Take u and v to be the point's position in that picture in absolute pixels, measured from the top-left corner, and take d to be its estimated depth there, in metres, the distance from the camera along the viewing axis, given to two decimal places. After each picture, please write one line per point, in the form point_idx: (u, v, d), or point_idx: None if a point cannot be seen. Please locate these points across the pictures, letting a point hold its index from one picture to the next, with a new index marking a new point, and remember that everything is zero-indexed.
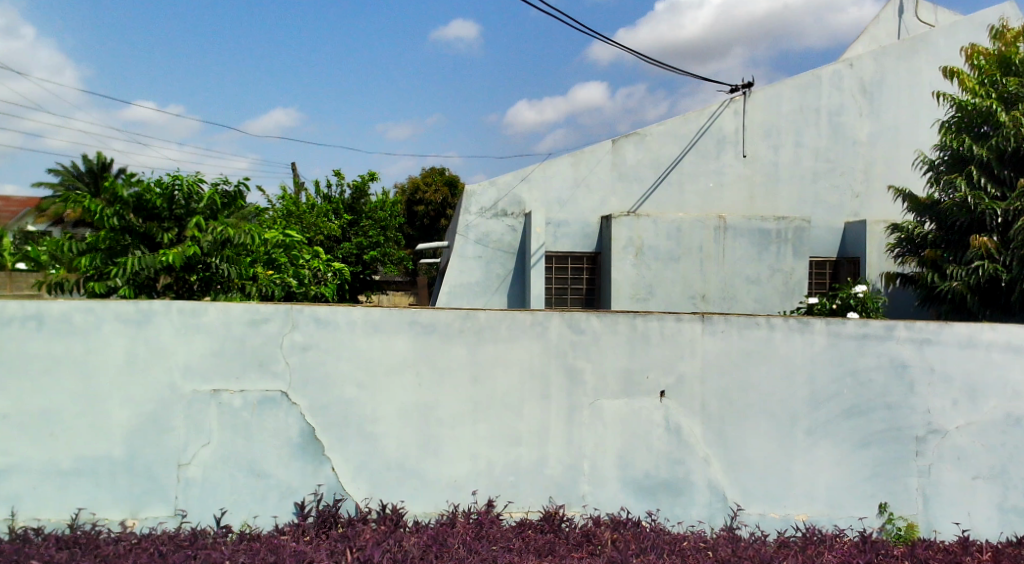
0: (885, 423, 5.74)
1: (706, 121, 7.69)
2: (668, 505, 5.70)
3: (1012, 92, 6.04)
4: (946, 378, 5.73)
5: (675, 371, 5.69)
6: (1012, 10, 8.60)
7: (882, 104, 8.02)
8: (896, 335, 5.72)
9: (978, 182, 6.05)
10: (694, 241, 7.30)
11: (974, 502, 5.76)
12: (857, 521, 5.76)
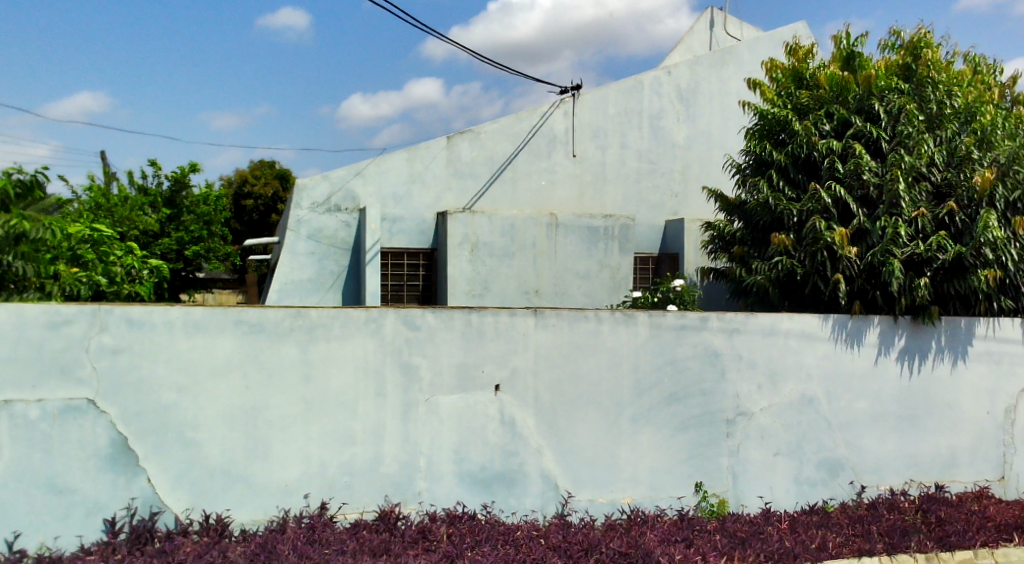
0: (699, 408, 6.16)
1: (537, 120, 7.91)
2: (503, 496, 5.80)
3: (804, 104, 6.69)
4: (752, 364, 6.23)
5: (509, 365, 5.80)
6: (804, 29, 9.54)
7: (696, 110, 8.62)
8: (710, 325, 6.15)
9: (777, 184, 6.65)
10: (527, 238, 7.50)
11: (774, 477, 6.28)
12: (676, 501, 6.13)
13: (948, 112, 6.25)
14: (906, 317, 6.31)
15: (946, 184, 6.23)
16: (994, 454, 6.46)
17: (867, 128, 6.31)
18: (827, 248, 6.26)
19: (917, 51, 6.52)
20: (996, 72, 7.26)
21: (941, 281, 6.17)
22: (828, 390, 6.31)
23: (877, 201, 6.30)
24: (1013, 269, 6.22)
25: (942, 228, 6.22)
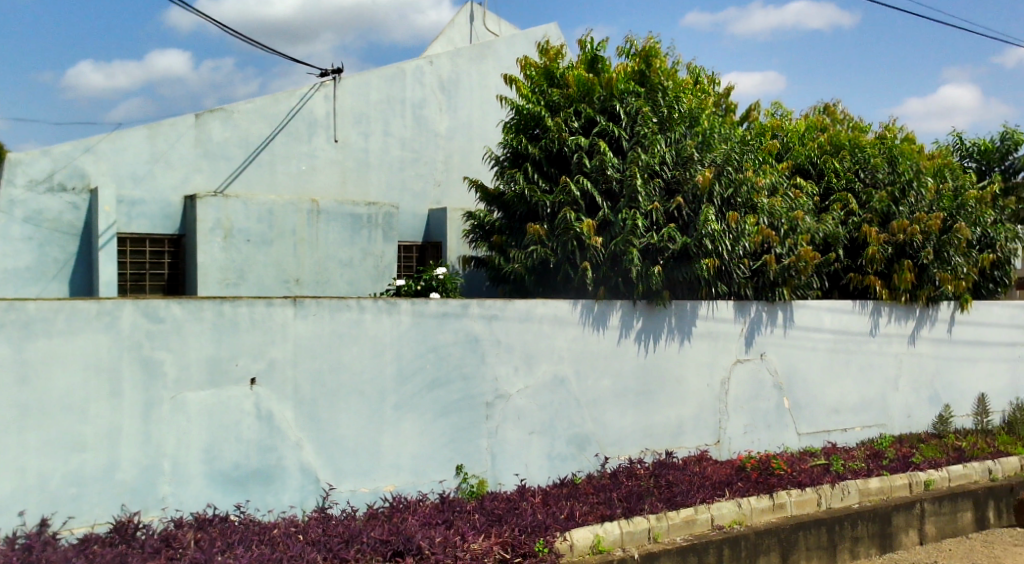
0: (460, 392, 6.29)
1: (296, 102, 7.68)
2: (258, 494, 5.46)
3: (555, 101, 7.09)
4: (509, 348, 6.49)
5: (265, 357, 5.45)
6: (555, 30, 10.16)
7: (457, 102, 8.85)
8: (470, 312, 6.32)
9: (532, 177, 6.99)
10: (287, 224, 7.24)
11: (529, 454, 6.57)
12: (437, 484, 6.19)
13: (676, 116, 7.01)
14: (643, 301, 6.90)
15: (676, 180, 6.88)
16: (712, 421, 7.08)
17: (610, 127, 6.85)
18: (576, 237, 6.69)
19: (649, 59, 7.22)
20: (714, 83, 8.19)
21: (671, 267, 6.85)
22: (577, 370, 6.72)
23: (619, 195, 6.84)
24: (729, 257, 6.90)
25: (672, 221, 6.87)
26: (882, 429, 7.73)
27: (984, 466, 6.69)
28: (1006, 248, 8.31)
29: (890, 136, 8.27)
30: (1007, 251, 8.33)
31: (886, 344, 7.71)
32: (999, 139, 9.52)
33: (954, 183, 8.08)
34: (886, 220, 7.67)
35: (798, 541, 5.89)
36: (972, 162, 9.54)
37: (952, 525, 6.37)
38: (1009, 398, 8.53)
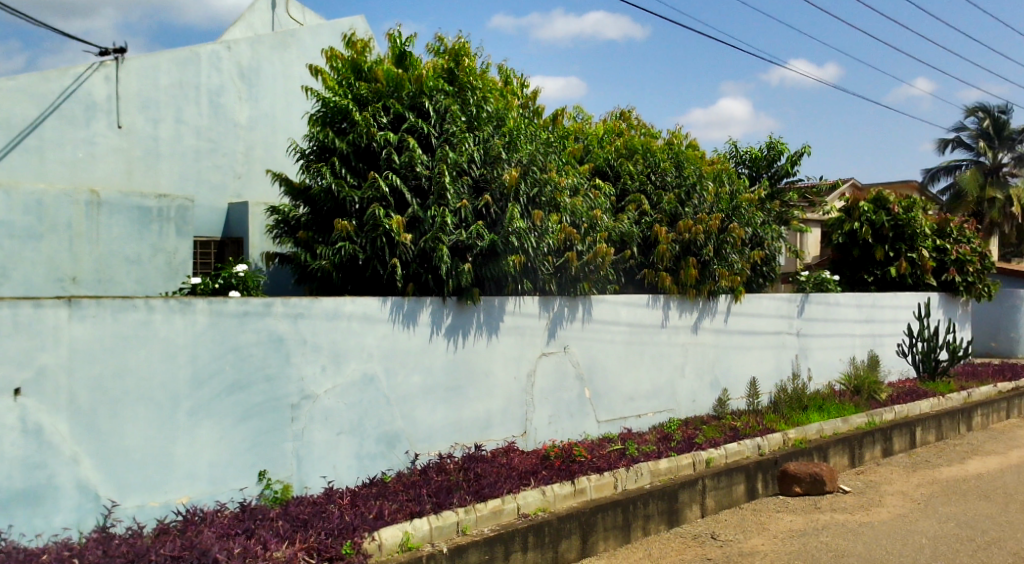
0: (263, 395, 5.85)
1: (69, 83, 7.05)
2: (23, 518, 4.68)
3: (363, 95, 6.97)
4: (316, 348, 6.17)
5: (32, 364, 4.74)
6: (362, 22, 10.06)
7: (259, 91, 8.55)
8: (274, 311, 5.91)
9: (340, 172, 6.82)
10: (59, 217, 6.59)
11: (337, 456, 6.29)
12: (237, 493, 5.70)
13: (484, 116, 7.14)
14: (453, 298, 6.92)
15: (484, 178, 7.02)
16: (519, 413, 7.27)
17: (419, 124, 6.84)
18: (385, 234, 6.60)
19: (458, 58, 7.31)
20: (522, 86, 8.44)
21: (480, 265, 6.98)
22: (386, 367, 6.57)
23: (428, 191, 6.86)
24: (535, 254, 7.14)
25: (480, 218, 6.98)
26: (671, 414, 8.27)
27: (754, 442, 7.36)
28: (772, 246, 9.31)
29: (677, 142, 8.98)
30: (774, 248, 9.39)
31: (674, 335, 8.25)
32: (766, 149, 10.57)
33: (730, 187, 8.93)
34: (674, 220, 8.30)
35: (597, 523, 6.20)
36: (744, 168, 10.59)
37: (728, 498, 6.95)
38: (776, 381, 9.37)
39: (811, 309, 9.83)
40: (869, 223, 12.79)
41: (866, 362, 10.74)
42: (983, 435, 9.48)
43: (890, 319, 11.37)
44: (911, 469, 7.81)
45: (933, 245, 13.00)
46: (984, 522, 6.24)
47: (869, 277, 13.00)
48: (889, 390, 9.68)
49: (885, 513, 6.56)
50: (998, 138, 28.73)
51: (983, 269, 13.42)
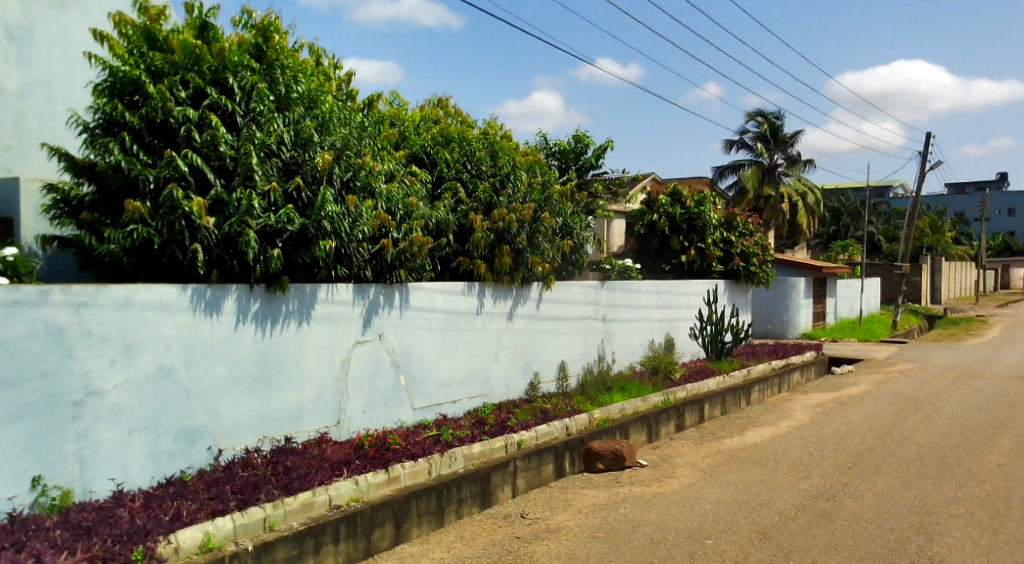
0: (39, 393, 5.09)
1: None
2: None
3: (157, 67, 6.42)
4: (103, 339, 5.46)
5: None
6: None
7: (30, 54, 7.77)
8: (51, 299, 5.14)
9: (130, 148, 6.17)
10: None
11: (127, 456, 5.61)
12: (4, 503, 4.90)
13: (294, 96, 6.84)
14: (260, 285, 6.54)
15: (294, 161, 6.74)
16: (332, 403, 7.05)
17: (223, 101, 6.42)
18: (184, 217, 6.07)
19: (266, 34, 6.96)
20: (335, 68, 8.19)
21: (290, 251, 6.65)
22: (186, 359, 6.00)
23: (233, 172, 6.47)
24: (348, 240, 6.96)
25: (290, 202, 6.68)
26: (485, 399, 8.42)
27: (562, 423, 7.69)
28: (581, 235, 9.77)
29: (492, 132, 9.15)
30: (581, 237, 9.84)
31: (489, 321, 8.41)
32: (573, 142, 11.03)
33: (543, 177, 9.26)
34: (489, 208, 8.45)
35: (411, 509, 6.19)
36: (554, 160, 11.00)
37: (537, 478, 7.20)
38: (582, 364, 9.84)
39: (615, 295, 10.41)
40: (666, 216, 13.99)
41: (663, 345, 11.55)
42: (758, 408, 10.56)
43: (684, 305, 12.30)
44: (699, 442, 8.52)
45: (719, 236, 13.95)
46: (758, 486, 6.94)
47: (666, 265, 14.14)
48: (682, 370, 10.49)
49: (677, 483, 7.12)
50: (774, 140, 31.71)
51: (763, 261, 14.45)
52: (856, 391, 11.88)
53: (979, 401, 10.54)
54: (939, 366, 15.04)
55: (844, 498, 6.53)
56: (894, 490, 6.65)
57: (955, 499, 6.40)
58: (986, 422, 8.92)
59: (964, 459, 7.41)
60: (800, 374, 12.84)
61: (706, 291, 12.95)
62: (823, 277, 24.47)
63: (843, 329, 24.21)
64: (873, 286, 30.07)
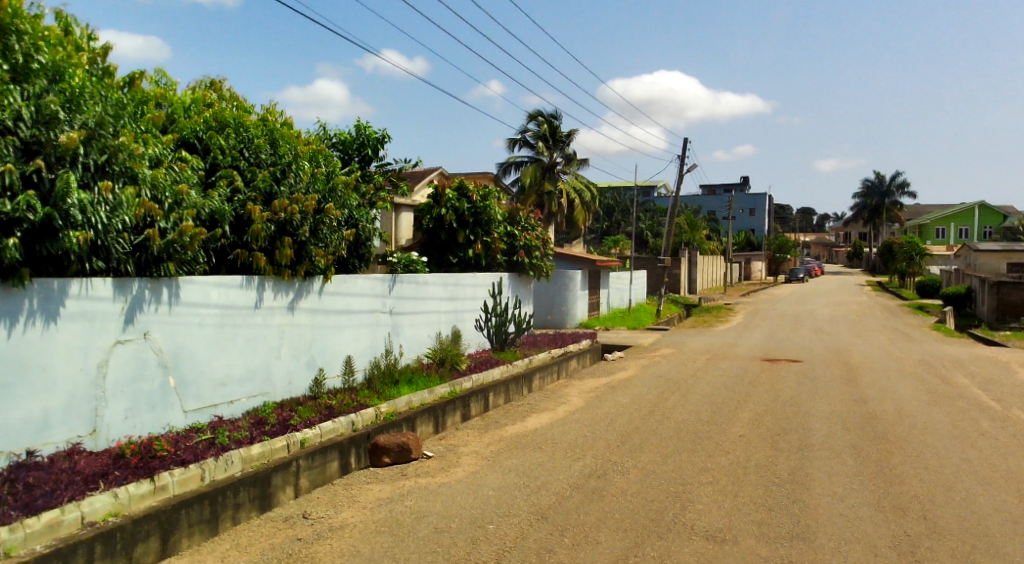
0: None
1: None
2: None
3: None
4: None
5: None
6: None
7: None
8: None
9: None
10: None
11: None
12: None
13: (35, 68, 6.04)
14: None
15: (35, 141, 5.87)
16: (87, 409, 6.11)
17: None
18: None
19: None
20: (90, 39, 7.40)
21: (30, 242, 5.74)
22: None
23: None
24: (104, 232, 6.26)
25: (30, 187, 5.79)
26: (265, 397, 8.02)
27: (347, 419, 7.55)
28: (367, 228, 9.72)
29: (271, 119, 8.76)
30: (366, 231, 9.69)
31: (269, 316, 8.03)
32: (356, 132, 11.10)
33: (326, 168, 9.07)
34: (269, 198, 8.11)
35: (180, 520, 5.62)
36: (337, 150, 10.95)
37: (321, 476, 6.98)
38: (369, 357, 9.74)
39: (402, 288, 10.43)
40: (454, 210, 13.88)
41: (449, 336, 11.75)
42: (539, 395, 11.09)
43: (470, 296, 12.53)
44: (482, 430, 8.77)
45: (502, 231, 14.75)
46: (536, 470, 7.27)
47: (452, 259, 14.19)
48: (468, 361, 10.74)
49: (461, 472, 7.27)
50: (553, 139, 33.13)
51: (542, 256, 15.77)
52: (626, 375, 12.93)
53: (725, 380, 11.91)
54: (694, 350, 16.82)
55: (612, 476, 7.04)
56: (655, 465, 7.28)
57: (706, 468, 7.14)
58: (728, 398, 10.10)
59: (713, 433, 8.30)
60: (577, 361, 13.72)
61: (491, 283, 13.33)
62: (598, 270, 26.21)
63: (615, 318, 26.18)
64: (642, 278, 32.85)
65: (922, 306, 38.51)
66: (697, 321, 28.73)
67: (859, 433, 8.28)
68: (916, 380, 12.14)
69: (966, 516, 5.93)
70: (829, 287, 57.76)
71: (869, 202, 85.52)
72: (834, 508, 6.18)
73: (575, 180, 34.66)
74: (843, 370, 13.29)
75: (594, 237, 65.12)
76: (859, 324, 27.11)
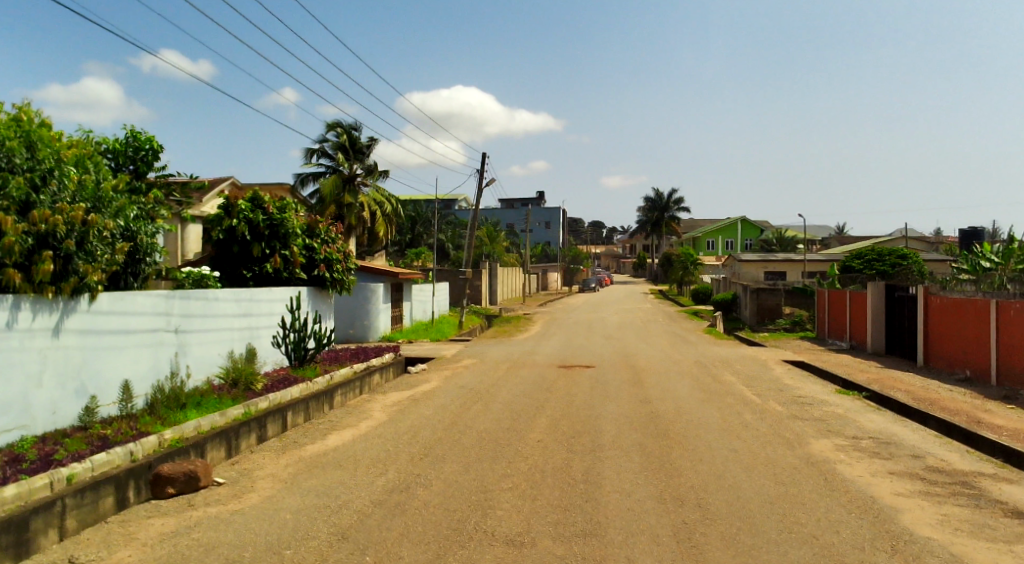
0: None
1: None
2: None
3: None
4: None
5: None
6: None
7: None
8: None
9: None
10: None
11: None
12: None
13: None
14: None
15: None
16: None
17: None
18: None
19: None
20: None
21: None
22: None
23: None
24: None
25: None
26: (23, 431, 7.03)
27: (124, 449, 6.88)
28: (145, 241, 9.04)
29: (27, 119, 7.82)
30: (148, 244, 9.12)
31: (27, 339, 7.06)
32: (127, 138, 10.62)
33: (94, 175, 8.36)
34: (24, 208, 7.16)
35: None
36: (106, 158, 10.38)
37: (93, 514, 6.22)
38: (150, 381, 8.97)
39: (188, 304, 9.76)
40: (246, 221, 13.46)
41: (243, 354, 11.19)
42: (341, 412, 10.86)
43: (266, 311, 12.09)
44: (280, 452, 8.40)
45: (302, 243, 14.24)
46: (337, 488, 7.08)
47: (247, 273, 13.63)
48: (264, 381, 10.32)
49: (255, 497, 6.90)
50: (352, 151, 32.94)
51: (345, 269, 15.42)
52: (429, 387, 13.04)
53: (525, 387, 12.37)
54: (495, 359, 17.31)
55: (415, 489, 7.02)
56: (458, 475, 7.37)
57: (506, 475, 7.33)
58: (527, 406, 10.46)
59: (513, 440, 8.56)
60: (379, 375, 13.62)
61: (287, 298, 12.98)
62: (399, 282, 26.24)
63: (417, 330, 26.30)
64: (444, 289, 33.38)
65: (696, 311, 42.68)
66: (500, 331, 29.63)
67: (645, 432, 8.92)
68: (691, 380, 13.36)
69: (733, 501, 6.56)
70: (616, 296, 62.32)
71: (648, 215, 92.73)
72: (623, 504, 6.58)
73: (376, 192, 34.46)
74: (630, 373, 14.30)
75: (397, 248, 65.05)
76: (643, 329, 29.34)
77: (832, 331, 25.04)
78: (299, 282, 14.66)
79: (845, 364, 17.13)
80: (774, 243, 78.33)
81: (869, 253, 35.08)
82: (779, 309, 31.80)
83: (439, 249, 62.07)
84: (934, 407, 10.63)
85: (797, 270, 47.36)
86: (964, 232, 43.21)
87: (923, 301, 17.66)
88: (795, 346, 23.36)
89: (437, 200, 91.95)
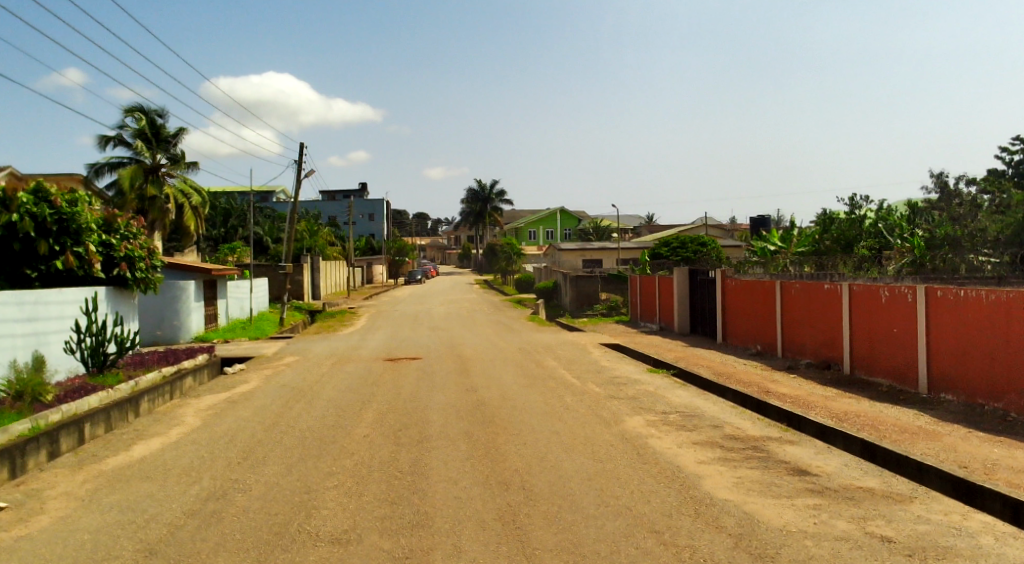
0: None
1: None
2: None
3: None
4: None
5: None
6: None
7: None
8: None
9: None
10: None
11: None
12: None
13: None
14: None
15: None
16: None
17: None
18: None
19: None
20: None
21: None
22: None
23: None
24: None
25: None
26: None
27: None
28: None
29: None
30: None
31: None
32: None
33: None
34: None
35: None
36: None
37: None
38: None
39: None
40: (29, 216, 12.07)
41: (30, 363, 10.10)
42: (148, 420, 10.13)
43: (55, 315, 10.98)
44: (74, 468, 7.67)
45: (98, 239, 13.27)
46: (143, 502, 6.58)
47: (32, 272, 12.40)
48: (55, 391, 9.37)
49: (46, 520, 6.24)
50: (155, 138, 30.69)
51: (146, 268, 14.38)
52: (249, 387, 12.49)
53: (352, 382, 12.15)
54: (319, 356, 16.88)
55: (232, 495, 6.68)
56: (279, 477, 7.10)
57: (331, 474, 7.15)
58: (351, 402, 10.28)
59: (337, 436, 8.37)
60: (192, 380, 12.83)
61: (83, 299, 11.96)
62: (212, 279, 24.90)
63: (236, 330, 25.03)
64: (263, 284, 32.01)
65: (524, 300, 43.94)
66: (326, 327, 28.92)
67: (468, 420, 9.05)
68: (514, 366, 13.75)
69: (554, 481, 6.80)
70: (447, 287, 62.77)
71: (475, 206, 94.26)
72: (449, 492, 6.61)
73: (183, 183, 32.37)
74: (455, 364, 14.44)
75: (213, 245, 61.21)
76: (471, 320, 29.75)
77: (644, 314, 26.77)
78: (96, 282, 13.53)
79: (657, 345, 18.33)
80: (594, 234, 82.42)
81: (675, 241, 37.80)
82: (597, 295, 33.50)
83: (259, 245, 59.34)
84: (730, 380, 11.64)
85: (614, 258, 50.14)
86: (754, 219, 47.85)
87: (722, 284, 19.29)
88: (612, 330, 24.73)
89: (256, 192, 87.83)
